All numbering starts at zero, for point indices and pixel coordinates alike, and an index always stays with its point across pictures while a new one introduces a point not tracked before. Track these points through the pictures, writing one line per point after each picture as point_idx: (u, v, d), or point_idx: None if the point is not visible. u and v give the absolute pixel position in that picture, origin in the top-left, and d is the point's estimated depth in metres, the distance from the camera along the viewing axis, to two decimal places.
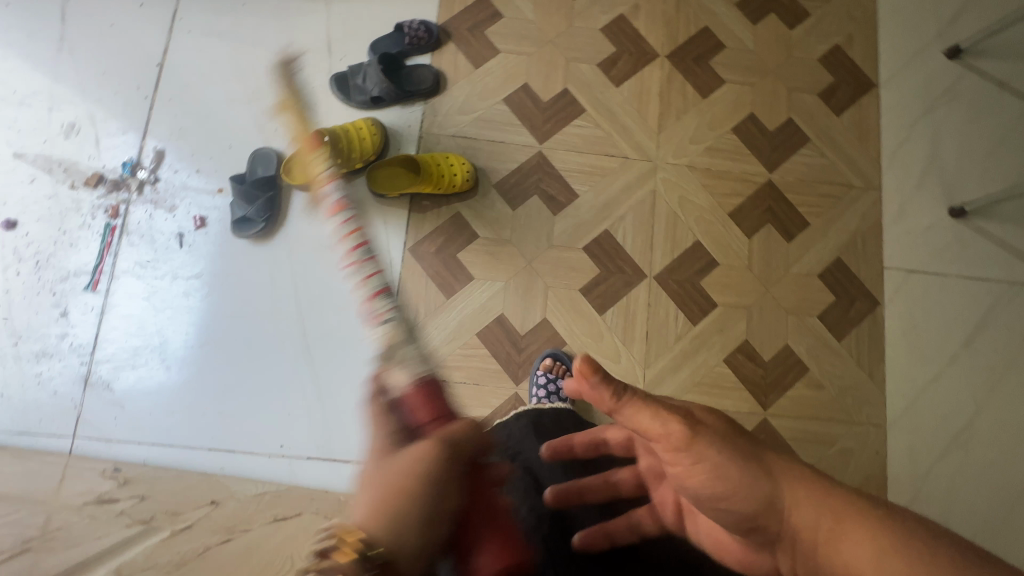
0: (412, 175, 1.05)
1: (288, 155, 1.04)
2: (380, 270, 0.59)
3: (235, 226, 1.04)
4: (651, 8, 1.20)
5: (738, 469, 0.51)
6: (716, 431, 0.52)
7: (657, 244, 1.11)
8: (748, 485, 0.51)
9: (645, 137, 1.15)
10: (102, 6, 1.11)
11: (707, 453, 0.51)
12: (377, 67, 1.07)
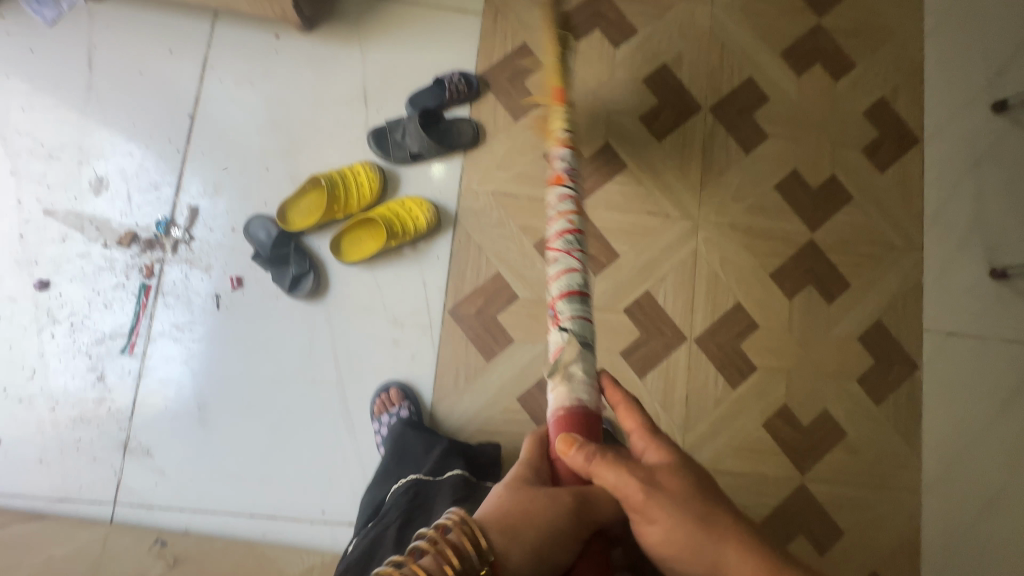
0: (380, 232, 1.04)
1: (286, 213, 1.03)
2: (579, 276, 0.72)
3: (291, 288, 1.03)
4: (695, 57, 1.17)
5: (691, 530, 0.56)
6: (673, 491, 0.58)
7: (697, 305, 1.10)
8: (696, 543, 0.56)
9: (686, 194, 1.13)
10: (131, 53, 1.07)
11: (662, 513, 0.57)
12: (416, 123, 1.05)
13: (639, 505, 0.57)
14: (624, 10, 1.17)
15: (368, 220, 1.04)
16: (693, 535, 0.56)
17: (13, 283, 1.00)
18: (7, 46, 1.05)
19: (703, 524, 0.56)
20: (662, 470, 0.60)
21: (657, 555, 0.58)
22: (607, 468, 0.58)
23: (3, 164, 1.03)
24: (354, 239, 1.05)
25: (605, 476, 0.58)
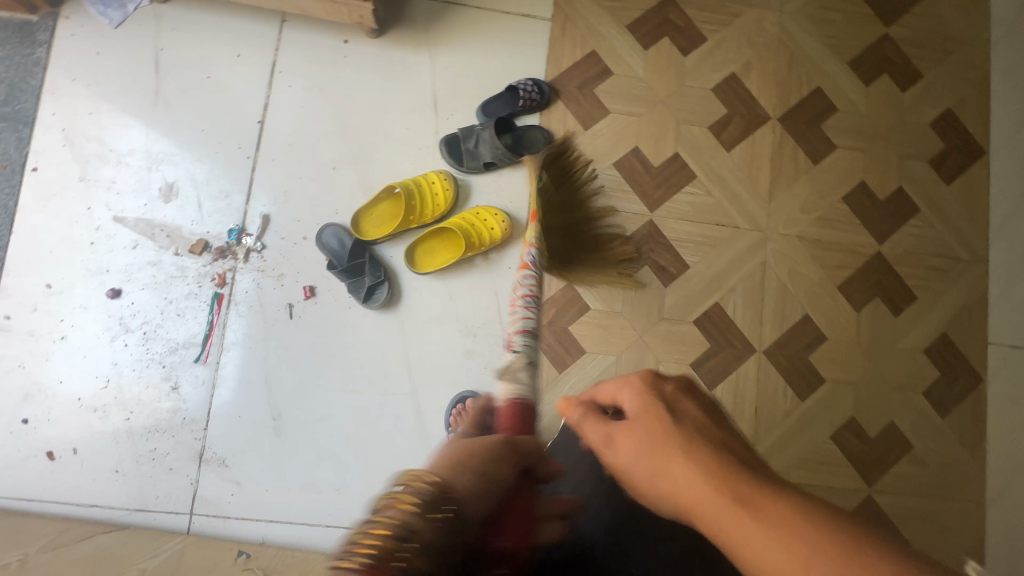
0: (457, 243, 1.03)
1: (359, 220, 1.03)
2: (527, 317, 0.87)
3: (365, 297, 1.01)
4: (763, 66, 1.16)
5: (647, 455, 0.47)
6: (630, 421, 0.50)
7: (766, 317, 1.10)
8: (652, 468, 0.46)
9: (755, 205, 1.12)
10: (198, 57, 1.05)
11: (627, 444, 0.49)
12: (490, 133, 1.04)
13: (607, 438, 0.51)
14: (693, 17, 1.16)
15: (443, 231, 1.03)
16: (651, 457, 0.47)
17: (85, 291, 0.99)
18: (73, 48, 1.03)
19: (658, 448, 0.47)
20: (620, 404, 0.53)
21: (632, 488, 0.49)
22: (581, 419, 0.53)
23: (71, 169, 1.01)
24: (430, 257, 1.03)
25: (581, 426, 0.53)
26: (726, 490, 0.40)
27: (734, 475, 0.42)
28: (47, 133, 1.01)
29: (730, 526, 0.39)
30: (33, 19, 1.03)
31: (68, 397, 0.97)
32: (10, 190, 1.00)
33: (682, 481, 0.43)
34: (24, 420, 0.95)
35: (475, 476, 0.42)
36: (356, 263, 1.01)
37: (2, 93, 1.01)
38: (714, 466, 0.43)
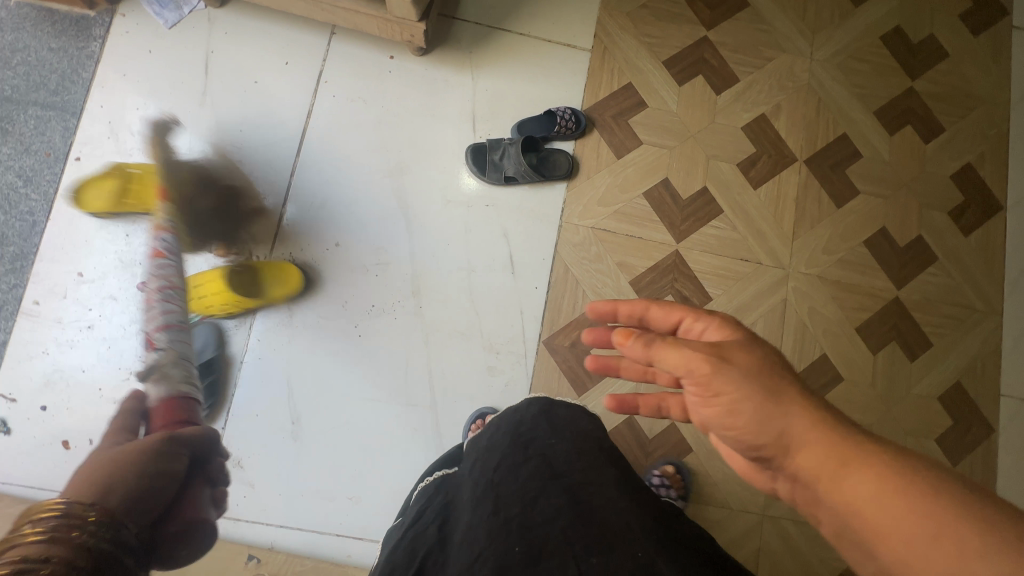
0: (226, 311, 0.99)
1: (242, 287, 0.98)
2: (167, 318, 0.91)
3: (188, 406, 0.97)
4: (792, 109, 1.20)
5: (759, 405, 0.46)
6: (743, 368, 0.47)
7: (785, 354, 1.11)
8: (762, 418, 0.46)
9: (779, 243, 1.15)
10: (247, 62, 1.08)
11: (730, 387, 0.47)
12: (519, 148, 1.07)
13: (706, 378, 0.47)
14: (727, 58, 1.20)
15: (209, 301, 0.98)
16: (766, 406, 0.46)
17: (115, 281, 1.00)
18: (126, 45, 1.06)
19: (769, 397, 0.46)
20: (724, 345, 0.49)
21: (725, 432, 0.49)
22: (670, 348, 0.47)
23: (113, 161, 1.03)
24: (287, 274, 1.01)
25: (671, 355, 0.47)
26: (842, 454, 0.43)
27: (848, 436, 0.44)
28: (92, 125, 1.03)
29: (848, 480, 0.42)
30: (89, 14, 1.06)
31: (87, 386, 0.96)
32: (52, 177, 1.01)
33: (800, 436, 0.45)
34: (42, 406, 0.95)
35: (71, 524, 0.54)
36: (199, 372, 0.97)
37: (53, 83, 1.03)
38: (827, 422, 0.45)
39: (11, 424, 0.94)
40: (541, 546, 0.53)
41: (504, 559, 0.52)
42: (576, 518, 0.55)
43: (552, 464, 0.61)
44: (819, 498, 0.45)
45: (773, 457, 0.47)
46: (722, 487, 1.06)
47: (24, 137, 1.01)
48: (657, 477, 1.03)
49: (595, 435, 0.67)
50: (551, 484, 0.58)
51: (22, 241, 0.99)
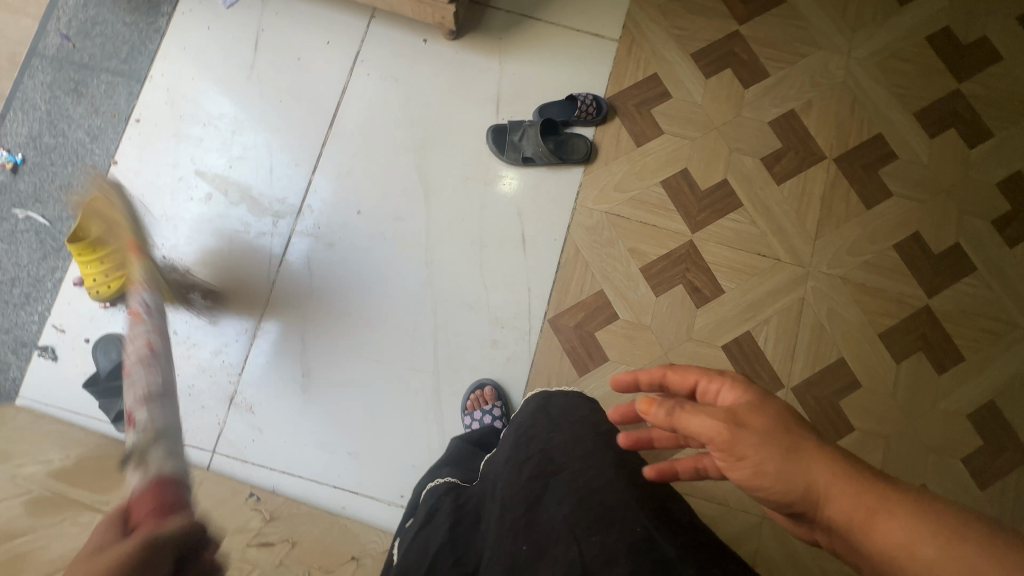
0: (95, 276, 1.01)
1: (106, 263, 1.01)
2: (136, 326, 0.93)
3: (115, 422, 1.01)
4: (824, 107, 1.17)
5: (782, 463, 0.46)
6: (760, 428, 0.47)
7: (799, 354, 1.07)
8: (788, 476, 0.45)
9: (800, 241, 1.11)
10: (293, 40, 1.16)
11: (757, 450, 0.46)
12: (535, 130, 1.09)
13: (725, 444, 0.47)
14: (757, 52, 1.18)
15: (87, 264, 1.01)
16: (786, 463, 0.45)
17: (159, 233, 1.09)
18: (188, 22, 1.17)
19: (792, 453, 0.46)
20: (739, 406, 0.49)
21: (756, 495, 0.48)
22: (690, 416, 0.48)
23: (167, 125, 1.13)
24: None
25: (688, 422, 0.48)
26: (870, 499, 0.43)
27: (869, 478, 0.44)
28: (153, 91, 1.14)
29: (880, 526, 0.41)
30: None
31: (125, 325, 1.05)
32: (115, 136, 1.12)
33: (826, 489, 0.44)
34: (86, 339, 1.05)
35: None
36: (112, 385, 1.00)
37: (124, 53, 1.15)
38: (849, 466, 0.45)
39: (58, 352, 1.04)
40: (545, 539, 0.56)
41: (514, 559, 0.56)
42: (577, 505, 0.57)
43: (552, 457, 0.63)
44: (857, 548, 0.43)
45: (806, 510, 0.46)
46: (722, 486, 1.02)
47: (95, 99, 1.13)
48: None
49: (592, 421, 0.68)
50: (551, 479, 0.61)
51: (85, 191, 1.10)
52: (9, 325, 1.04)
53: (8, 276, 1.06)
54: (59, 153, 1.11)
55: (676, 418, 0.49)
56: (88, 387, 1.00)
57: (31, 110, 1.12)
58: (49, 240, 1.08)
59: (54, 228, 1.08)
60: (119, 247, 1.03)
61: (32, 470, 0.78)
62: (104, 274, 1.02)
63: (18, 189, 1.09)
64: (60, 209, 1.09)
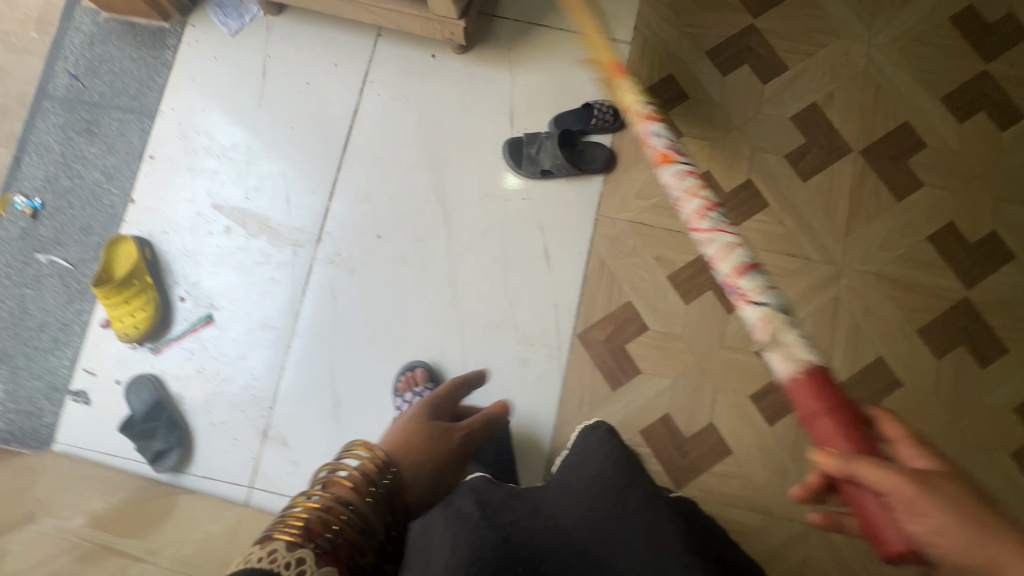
0: (127, 317, 1.02)
1: (140, 304, 1.03)
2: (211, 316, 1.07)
3: (153, 461, 1.01)
4: (847, 97, 1.13)
5: (965, 530, 0.43)
6: (953, 495, 0.45)
7: (836, 356, 1.05)
8: (973, 546, 0.43)
9: (831, 239, 1.08)
10: (300, 64, 1.14)
11: (936, 512, 0.43)
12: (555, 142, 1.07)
13: (913, 497, 0.44)
14: (775, 46, 1.15)
15: (118, 306, 1.01)
16: (967, 527, 0.43)
17: (180, 269, 1.08)
18: (195, 53, 1.15)
19: (982, 528, 0.43)
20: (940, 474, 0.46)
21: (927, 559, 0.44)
22: (866, 464, 0.45)
23: (181, 159, 1.12)
24: (130, 257, 1.05)
25: (872, 472, 0.45)
26: None
27: None
28: (165, 126, 1.13)
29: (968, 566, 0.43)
30: (165, 26, 1.16)
31: (155, 364, 1.05)
32: (130, 174, 1.11)
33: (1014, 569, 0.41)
34: (117, 381, 1.05)
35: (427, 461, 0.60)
36: (146, 426, 1.00)
37: (133, 89, 1.14)
38: None
39: (91, 395, 1.04)
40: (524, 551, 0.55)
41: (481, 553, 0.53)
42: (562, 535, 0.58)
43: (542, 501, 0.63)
44: None
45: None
46: (765, 494, 1.01)
47: (107, 138, 1.12)
48: None
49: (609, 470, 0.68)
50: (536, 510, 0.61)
51: (104, 231, 1.09)
52: (41, 371, 1.05)
53: (36, 321, 1.06)
54: (76, 195, 1.11)
55: (913, 505, 0.44)
56: (122, 428, 1.01)
57: (46, 153, 1.12)
58: (73, 283, 1.08)
59: (77, 271, 1.08)
60: (145, 287, 1.03)
61: (77, 522, 0.78)
62: (131, 315, 1.02)
63: (39, 234, 1.09)
64: (81, 252, 1.09)
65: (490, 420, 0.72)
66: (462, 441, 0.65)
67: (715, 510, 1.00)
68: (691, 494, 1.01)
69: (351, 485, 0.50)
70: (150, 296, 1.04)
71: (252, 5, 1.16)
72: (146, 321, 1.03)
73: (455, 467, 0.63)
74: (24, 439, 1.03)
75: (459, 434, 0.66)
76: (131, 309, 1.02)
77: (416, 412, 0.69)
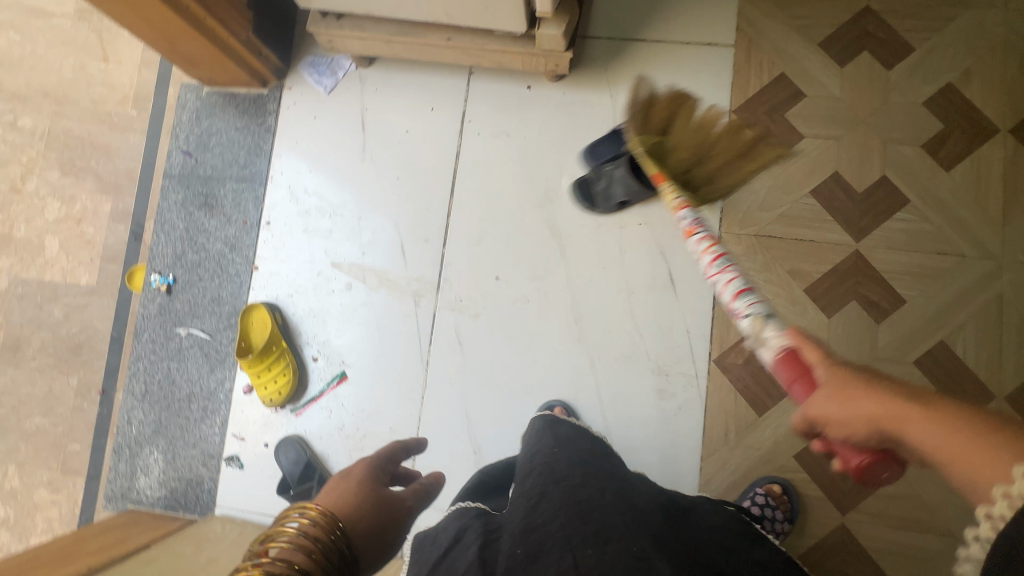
0: (272, 380, 1.07)
1: (280, 368, 1.06)
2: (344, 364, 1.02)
3: None
4: (987, 72, 1.03)
5: (862, 405, 0.49)
6: (846, 379, 0.51)
7: (1007, 358, 0.96)
8: (870, 413, 0.48)
9: (987, 231, 0.99)
10: (396, 113, 1.15)
11: (867, 398, 0.49)
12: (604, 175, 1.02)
13: (824, 399, 0.51)
14: (896, 27, 1.06)
15: (263, 372, 1.06)
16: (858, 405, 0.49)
17: (309, 329, 1.11)
18: (295, 115, 1.17)
19: (869, 395, 0.49)
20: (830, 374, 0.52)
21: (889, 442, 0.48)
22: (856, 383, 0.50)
23: (295, 222, 1.15)
24: (264, 326, 1.09)
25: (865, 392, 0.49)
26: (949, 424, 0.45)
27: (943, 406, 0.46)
28: (276, 191, 1.16)
29: (921, 428, 0.46)
30: (264, 92, 1.19)
31: (297, 424, 1.09)
32: (251, 242, 1.15)
33: (913, 423, 0.46)
34: (265, 443, 1.09)
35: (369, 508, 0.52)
36: (302, 489, 1.02)
37: (242, 158, 1.18)
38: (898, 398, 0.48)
39: (243, 459, 1.09)
40: (540, 546, 0.51)
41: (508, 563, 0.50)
42: (575, 515, 0.53)
43: (552, 471, 0.58)
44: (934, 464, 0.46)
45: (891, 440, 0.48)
46: (941, 516, 0.94)
47: (225, 209, 1.16)
48: (763, 495, 0.94)
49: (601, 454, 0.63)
50: (552, 486, 0.56)
51: (234, 299, 1.14)
52: (195, 439, 1.10)
53: (184, 392, 1.12)
54: (204, 267, 1.15)
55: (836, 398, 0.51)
56: (280, 491, 1.04)
57: (171, 230, 1.18)
58: (213, 353, 1.12)
59: (215, 340, 1.13)
60: (283, 351, 1.07)
61: None
62: (271, 381, 1.07)
63: (176, 308, 1.15)
64: (216, 321, 1.13)
65: (434, 483, 0.62)
66: (408, 509, 0.57)
67: (887, 535, 0.94)
68: (858, 519, 0.95)
69: (295, 545, 0.45)
70: (288, 359, 1.07)
71: (344, 60, 1.17)
72: (289, 383, 1.07)
73: (400, 538, 0.54)
74: (188, 505, 1.09)
75: (409, 502, 0.57)
76: (276, 373, 1.06)
77: (379, 468, 0.59)
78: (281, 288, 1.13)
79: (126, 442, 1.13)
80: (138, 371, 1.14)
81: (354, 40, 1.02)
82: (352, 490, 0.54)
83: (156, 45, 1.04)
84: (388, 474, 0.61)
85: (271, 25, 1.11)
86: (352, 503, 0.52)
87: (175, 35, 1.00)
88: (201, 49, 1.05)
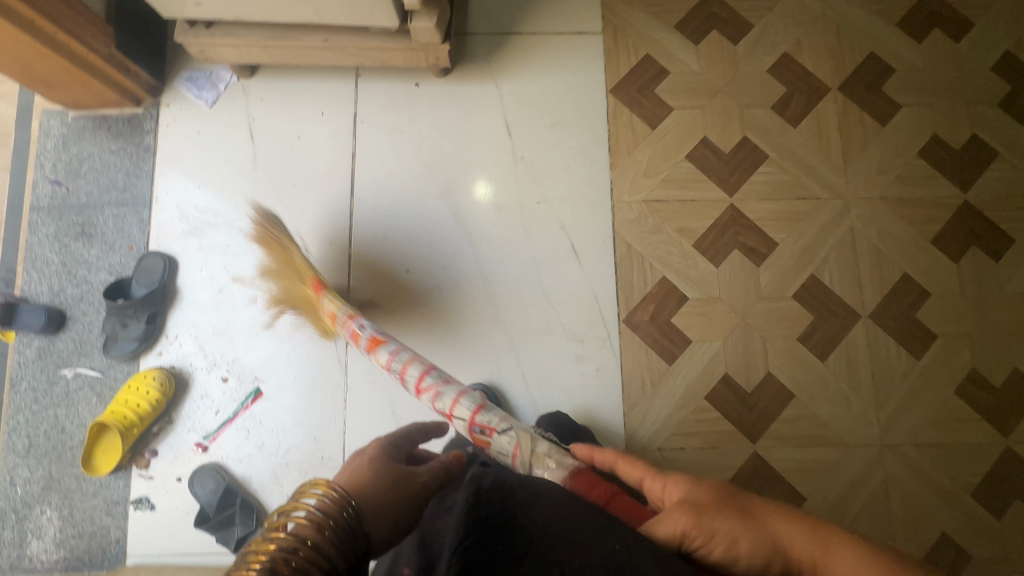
0: (138, 404, 0.99)
1: (132, 402, 1.00)
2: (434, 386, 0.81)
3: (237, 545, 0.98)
4: (814, 41, 1.19)
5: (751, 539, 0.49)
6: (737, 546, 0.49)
7: (865, 281, 1.10)
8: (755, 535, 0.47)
9: (833, 174, 1.14)
10: (286, 120, 1.13)
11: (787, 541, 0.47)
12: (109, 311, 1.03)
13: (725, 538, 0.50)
14: (736, 8, 1.20)
15: (125, 415, 0.98)
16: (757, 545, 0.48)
17: (217, 349, 1.06)
18: (176, 132, 1.13)
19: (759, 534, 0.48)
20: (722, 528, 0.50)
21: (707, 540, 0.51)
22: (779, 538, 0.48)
23: (188, 241, 1.09)
24: (99, 438, 1.00)
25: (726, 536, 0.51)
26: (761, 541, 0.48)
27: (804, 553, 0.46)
28: (163, 212, 1.10)
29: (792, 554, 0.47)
30: (138, 112, 1.14)
31: (213, 451, 1.02)
32: None
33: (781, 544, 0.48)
34: (177, 478, 1.01)
35: (382, 485, 0.49)
36: (223, 516, 0.97)
37: (121, 182, 1.11)
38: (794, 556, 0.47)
39: (154, 500, 1.00)
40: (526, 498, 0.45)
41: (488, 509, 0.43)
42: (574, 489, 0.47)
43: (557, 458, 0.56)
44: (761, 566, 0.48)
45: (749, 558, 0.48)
46: (835, 429, 1.04)
47: (107, 237, 1.09)
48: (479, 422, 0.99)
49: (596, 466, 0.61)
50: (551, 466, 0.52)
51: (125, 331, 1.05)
52: (96, 488, 1.01)
53: (78, 438, 1.02)
54: (88, 301, 1.07)
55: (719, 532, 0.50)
56: (200, 522, 0.98)
57: (45, 267, 1.08)
58: (107, 392, 1.04)
59: (108, 377, 1.04)
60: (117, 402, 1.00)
61: None
62: (140, 402, 0.99)
63: (59, 348, 1.05)
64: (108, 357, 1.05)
65: (453, 463, 0.58)
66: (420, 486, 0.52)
67: (793, 455, 1.03)
68: (767, 444, 1.04)
69: (310, 522, 0.40)
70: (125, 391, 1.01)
71: (224, 72, 1.14)
72: (155, 385, 1.01)
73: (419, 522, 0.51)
74: (94, 561, 0.98)
75: (422, 478, 0.53)
76: (136, 400, 0.99)
77: (394, 447, 0.57)
78: (180, 312, 1.07)
79: (10, 506, 1.00)
80: (19, 425, 1.03)
81: (228, 48, 1.01)
82: (378, 467, 0.51)
83: (6, 70, 0.97)
84: (405, 455, 0.58)
85: (138, 41, 1.07)
86: (382, 472, 0.51)
87: (25, 58, 0.94)
88: (58, 68, 0.99)
